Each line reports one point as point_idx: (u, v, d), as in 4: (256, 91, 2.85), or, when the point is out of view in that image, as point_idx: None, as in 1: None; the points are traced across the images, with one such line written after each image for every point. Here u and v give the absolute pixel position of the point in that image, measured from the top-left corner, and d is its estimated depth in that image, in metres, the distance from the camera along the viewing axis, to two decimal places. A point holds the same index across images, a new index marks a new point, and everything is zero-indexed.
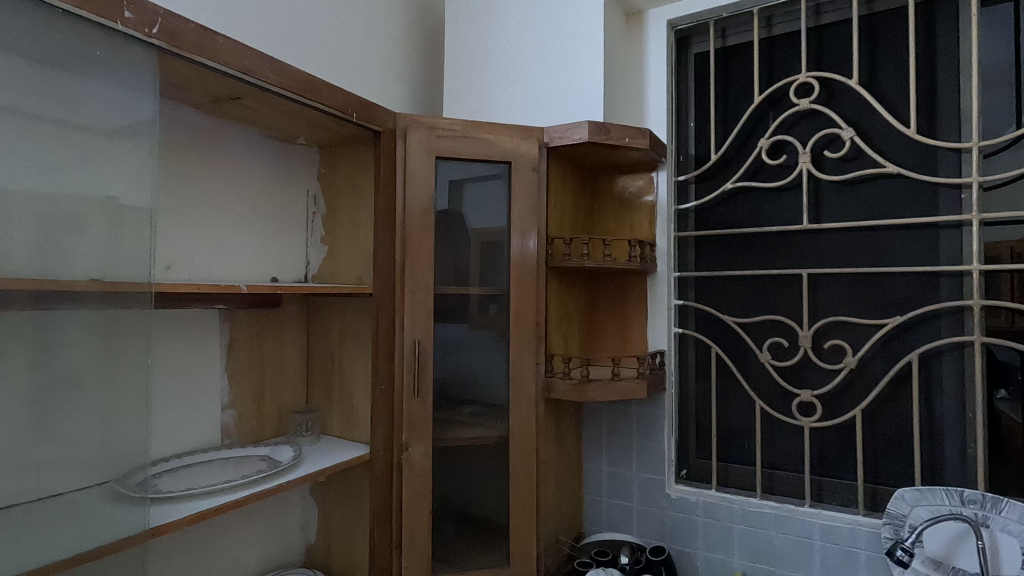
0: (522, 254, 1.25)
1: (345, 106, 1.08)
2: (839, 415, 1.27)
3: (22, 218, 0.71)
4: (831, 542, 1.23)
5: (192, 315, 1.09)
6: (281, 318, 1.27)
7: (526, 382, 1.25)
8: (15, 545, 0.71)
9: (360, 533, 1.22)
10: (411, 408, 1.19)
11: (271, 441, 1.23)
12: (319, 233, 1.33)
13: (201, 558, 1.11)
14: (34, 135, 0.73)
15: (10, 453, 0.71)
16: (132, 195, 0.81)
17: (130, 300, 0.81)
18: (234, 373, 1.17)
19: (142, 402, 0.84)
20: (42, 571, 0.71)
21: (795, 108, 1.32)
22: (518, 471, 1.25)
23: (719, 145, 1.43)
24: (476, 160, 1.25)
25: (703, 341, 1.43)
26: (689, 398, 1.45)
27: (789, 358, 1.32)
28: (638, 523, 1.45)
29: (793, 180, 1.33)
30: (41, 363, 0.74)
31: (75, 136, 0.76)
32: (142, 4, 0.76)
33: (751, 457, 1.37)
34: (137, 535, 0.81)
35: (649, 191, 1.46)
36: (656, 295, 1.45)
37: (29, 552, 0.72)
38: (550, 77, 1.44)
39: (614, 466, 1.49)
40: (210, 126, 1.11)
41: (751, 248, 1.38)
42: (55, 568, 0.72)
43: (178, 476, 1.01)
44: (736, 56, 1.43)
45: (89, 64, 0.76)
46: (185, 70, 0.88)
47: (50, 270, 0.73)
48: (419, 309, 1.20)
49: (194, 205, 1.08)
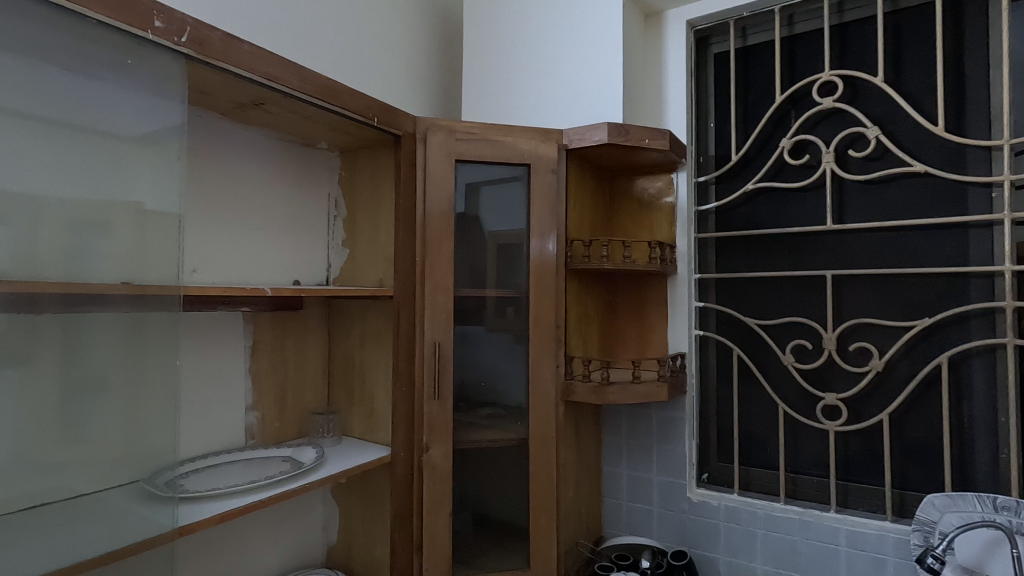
0: (541, 257, 1.25)
1: (366, 110, 1.09)
2: (864, 419, 1.24)
3: (52, 223, 0.73)
4: (857, 549, 1.20)
5: (217, 317, 1.11)
6: (303, 320, 1.28)
7: (546, 384, 1.25)
8: (45, 544, 0.73)
9: (381, 535, 1.23)
10: (431, 410, 1.19)
11: (293, 441, 1.24)
12: (340, 236, 1.34)
13: (226, 557, 1.13)
14: (67, 143, 0.75)
15: (39, 452, 0.74)
16: (159, 201, 0.83)
17: (157, 302, 0.83)
18: (257, 374, 1.18)
19: (170, 403, 0.86)
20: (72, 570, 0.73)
21: (817, 107, 1.30)
22: (537, 474, 1.25)
23: (740, 145, 1.42)
24: (495, 163, 1.25)
25: (724, 343, 1.41)
26: (710, 401, 1.44)
27: (813, 360, 1.30)
28: (658, 526, 1.44)
29: (815, 180, 1.31)
30: (71, 362, 0.76)
31: (105, 143, 0.78)
32: (171, 13, 0.78)
33: (774, 461, 1.35)
34: (163, 535, 0.81)
35: (668, 192, 1.45)
36: (677, 297, 1.44)
37: (58, 552, 0.73)
38: (569, 79, 1.44)
39: (634, 469, 1.48)
40: (233, 132, 1.13)
41: (773, 249, 1.36)
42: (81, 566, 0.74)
43: (204, 477, 1.02)
44: (757, 56, 1.41)
45: (119, 72, 0.78)
46: (213, 78, 0.90)
47: (78, 274, 0.75)
48: (439, 311, 1.20)
49: (220, 209, 1.10)
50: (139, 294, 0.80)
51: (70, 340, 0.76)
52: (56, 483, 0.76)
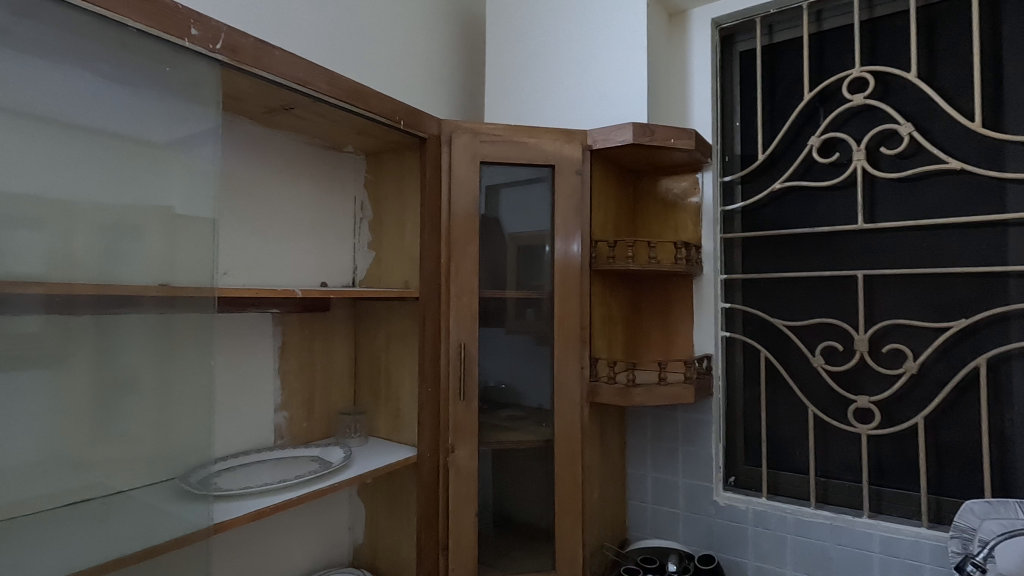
0: (566, 258, 1.25)
1: (393, 113, 1.11)
2: (898, 423, 1.21)
3: (86, 226, 0.75)
4: (891, 555, 1.17)
5: (247, 318, 1.13)
6: (330, 322, 1.30)
7: (571, 386, 1.25)
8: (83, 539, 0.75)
9: (407, 534, 1.24)
10: (456, 412, 1.20)
11: (321, 441, 1.26)
12: (365, 238, 1.36)
13: (255, 555, 1.14)
14: (101, 150, 0.76)
15: (74, 449, 0.76)
16: (189, 206, 0.84)
17: (192, 304, 0.84)
18: (286, 375, 1.20)
19: (204, 403, 0.87)
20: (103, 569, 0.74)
21: (848, 104, 1.28)
22: (563, 475, 1.24)
23: (767, 144, 1.40)
24: (519, 164, 1.25)
25: (751, 345, 1.39)
26: (737, 404, 1.42)
27: (844, 363, 1.27)
28: (684, 530, 1.42)
29: (845, 179, 1.29)
30: (104, 362, 0.78)
31: (137, 150, 0.79)
32: (207, 21, 0.80)
33: (804, 465, 1.33)
34: (201, 530, 0.83)
35: (693, 192, 1.44)
36: (703, 297, 1.42)
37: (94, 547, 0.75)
38: (592, 80, 1.44)
39: (659, 472, 1.46)
40: (262, 137, 1.14)
41: (802, 249, 1.34)
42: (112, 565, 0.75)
43: (237, 476, 1.04)
44: (784, 53, 1.39)
45: (155, 79, 0.80)
46: (245, 83, 0.92)
47: (111, 276, 0.76)
48: (464, 313, 1.21)
49: (251, 213, 1.12)
50: (171, 295, 0.81)
51: (103, 340, 0.78)
52: (90, 480, 0.77)
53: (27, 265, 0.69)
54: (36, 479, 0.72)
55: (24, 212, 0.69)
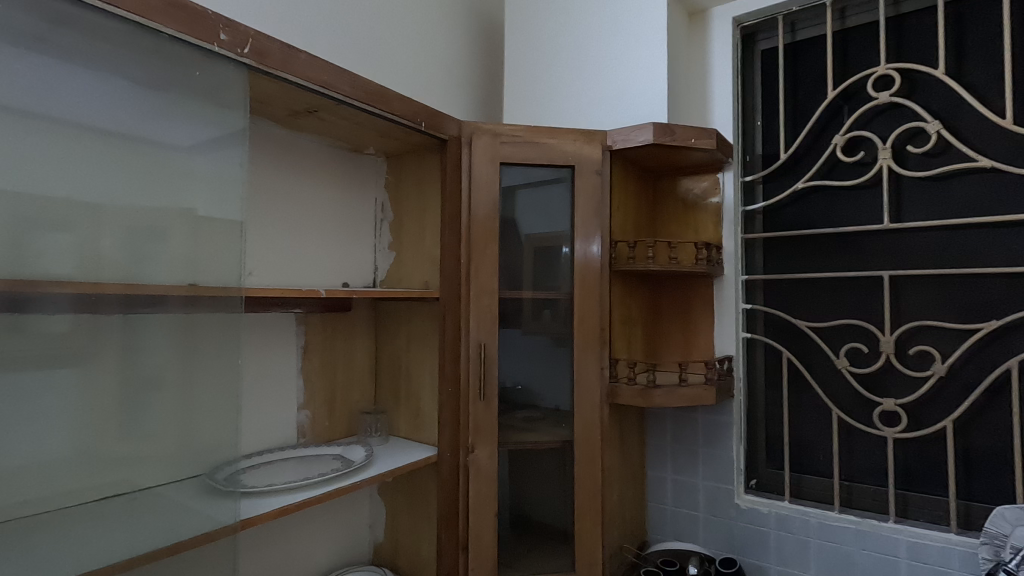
0: (586, 259, 1.25)
1: (414, 115, 1.12)
2: (925, 426, 1.19)
3: (112, 229, 0.75)
4: (919, 561, 1.15)
5: (272, 319, 1.15)
6: (351, 322, 1.31)
7: (591, 387, 1.24)
8: (107, 536, 0.76)
9: (427, 534, 1.25)
10: (476, 412, 1.21)
11: (343, 440, 1.27)
12: (386, 239, 1.37)
13: (278, 552, 1.16)
14: (124, 155, 0.77)
15: (100, 447, 0.78)
16: (215, 208, 0.85)
17: (218, 304, 0.86)
18: (309, 374, 1.22)
19: (229, 401, 0.89)
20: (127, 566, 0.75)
21: (873, 102, 1.26)
22: (583, 476, 1.24)
23: (789, 143, 1.39)
24: (539, 164, 1.25)
25: (773, 346, 1.38)
26: (758, 406, 1.40)
27: (869, 365, 1.25)
28: (705, 533, 1.41)
29: (870, 178, 1.27)
30: (129, 361, 0.80)
31: (161, 154, 0.80)
32: (235, 26, 0.82)
33: (828, 468, 1.31)
34: (228, 526, 0.85)
35: (714, 192, 1.43)
36: (724, 298, 1.41)
37: (117, 543, 0.75)
38: (612, 80, 1.43)
39: (679, 474, 1.45)
40: (287, 140, 1.16)
41: (826, 249, 1.32)
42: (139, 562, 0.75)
43: (261, 473, 1.06)
44: (807, 51, 1.38)
45: (183, 84, 0.81)
46: (270, 86, 0.94)
47: (137, 275, 0.77)
48: (484, 314, 1.21)
49: (275, 214, 1.14)
50: (197, 295, 0.83)
51: (128, 340, 0.80)
52: (116, 477, 0.79)
53: (56, 266, 0.70)
54: (63, 476, 0.74)
55: (52, 214, 0.70)
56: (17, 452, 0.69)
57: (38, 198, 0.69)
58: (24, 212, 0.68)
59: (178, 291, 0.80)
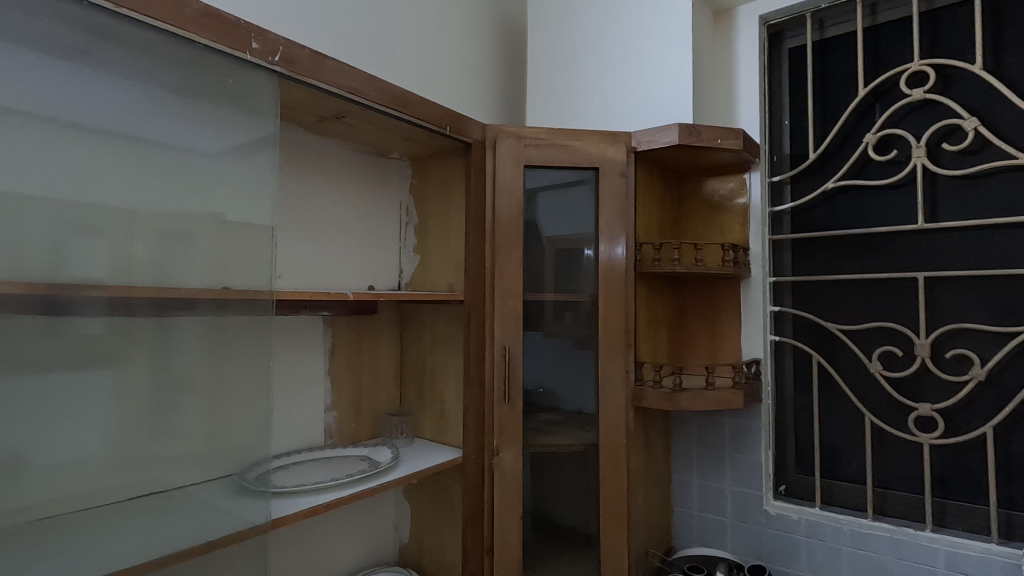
0: (610, 261, 1.24)
1: (439, 119, 1.12)
2: (963, 432, 1.15)
3: (144, 233, 0.76)
4: (957, 571, 1.12)
5: (301, 321, 1.16)
6: (376, 325, 1.33)
7: (616, 390, 1.23)
8: (140, 533, 0.78)
9: (452, 536, 1.25)
10: (501, 414, 1.21)
11: (369, 441, 1.28)
12: (411, 242, 1.38)
13: (305, 551, 1.18)
14: (159, 162, 0.78)
15: (132, 447, 0.79)
16: (245, 213, 0.87)
17: (251, 307, 0.88)
18: (336, 376, 1.24)
19: (260, 401, 0.90)
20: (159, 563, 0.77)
21: (906, 99, 1.23)
22: (608, 480, 1.23)
23: (818, 142, 1.36)
24: (563, 167, 1.25)
25: (803, 349, 1.35)
26: (787, 410, 1.37)
27: (903, 368, 1.22)
28: (732, 539, 1.39)
29: (904, 177, 1.23)
30: (160, 362, 0.81)
31: (194, 161, 0.81)
32: (267, 35, 0.85)
33: (860, 475, 1.28)
34: (259, 526, 0.87)
35: (740, 193, 1.41)
36: (751, 300, 1.39)
37: (150, 540, 0.78)
38: (636, 82, 1.43)
39: (706, 478, 1.43)
40: (314, 146, 1.18)
41: (857, 250, 1.29)
42: (170, 559, 0.78)
43: (290, 473, 1.08)
44: (836, 48, 1.35)
45: (217, 90, 0.83)
46: (299, 93, 0.96)
47: (169, 279, 0.79)
48: (509, 317, 1.21)
49: (304, 219, 1.16)
50: (227, 298, 0.85)
51: (159, 342, 0.81)
52: (150, 476, 0.80)
53: (94, 270, 0.72)
54: (97, 476, 0.76)
55: (89, 220, 0.71)
56: (54, 450, 0.71)
57: (75, 204, 0.71)
58: (62, 217, 0.69)
59: (208, 294, 0.82)
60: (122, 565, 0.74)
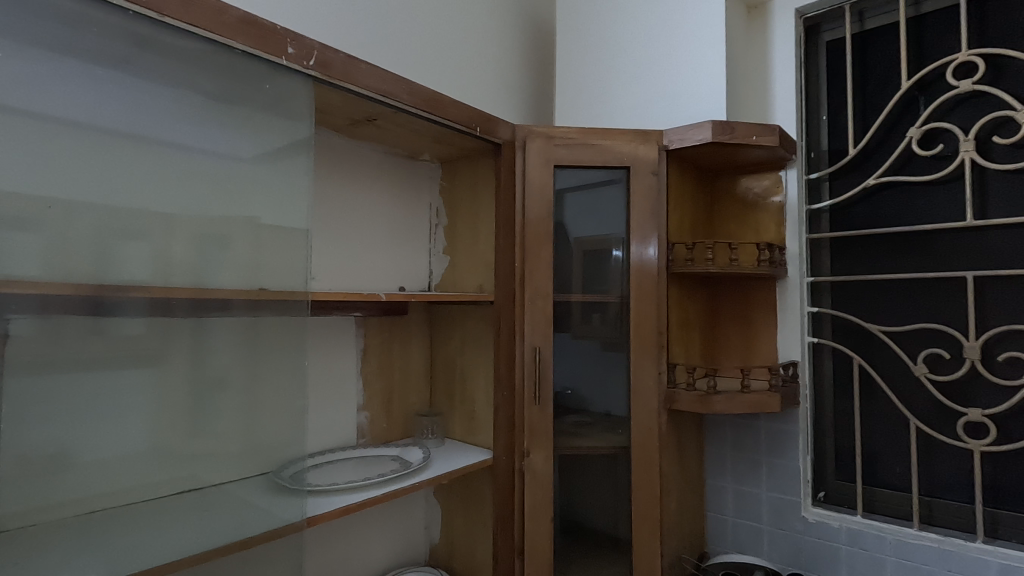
0: (642, 262, 1.22)
1: (468, 120, 1.13)
2: (1017, 439, 1.10)
3: (183, 237, 0.78)
4: None
5: (334, 322, 1.18)
6: (407, 326, 1.34)
7: (648, 392, 1.22)
8: (180, 530, 0.79)
9: (483, 538, 1.25)
10: (531, 416, 1.20)
11: (400, 441, 1.29)
12: (441, 244, 1.39)
13: (339, 549, 1.19)
14: (199, 166, 0.79)
15: (171, 446, 0.81)
16: (280, 216, 0.88)
17: (286, 307, 0.90)
18: (367, 376, 1.25)
19: (294, 401, 0.92)
20: (200, 560, 0.77)
21: (953, 91, 1.18)
22: (640, 483, 1.21)
23: (857, 138, 1.32)
24: (594, 166, 1.24)
25: (843, 351, 1.31)
26: (827, 415, 1.33)
27: (951, 372, 1.17)
28: (769, 546, 1.35)
29: (951, 172, 1.19)
30: (197, 363, 0.83)
31: (232, 166, 0.83)
32: (302, 40, 0.86)
33: (905, 482, 1.23)
34: (295, 523, 0.88)
35: (776, 191, 1.38)
36: (788, 301, 1.35)
37: (190, 537, 0.79)
38: (668, 79, 1.41)
39: (740, 483, 1.40)
40: (347, 149, 1.20)
41: (900, 249, 1.25)
42: (211, 556, 0.78)
43: (323, 471, 1.09)
44: (877, 40, 1.31)
45: (255, 96, 0.85)
46: (332, 96, 0.97)
47: (206, 281, 0.80)
48: (538, 318, 1.21)
49: (337, 222, 1.18)
50: (262, 299, 0.86)
51: (196, 341, 0.83)
52: (187, 472, 0.82)
53: (137, 271, 0.74)
54: (136, 472, 0.78)
55: (131, 225, 0.74)
56: (99, 446, 0.74)
57: (118, 209, 0.73)
58: (105, 223, 0.72)
59: (243, 295, 0.83)
60: (165, 560, 0.75)
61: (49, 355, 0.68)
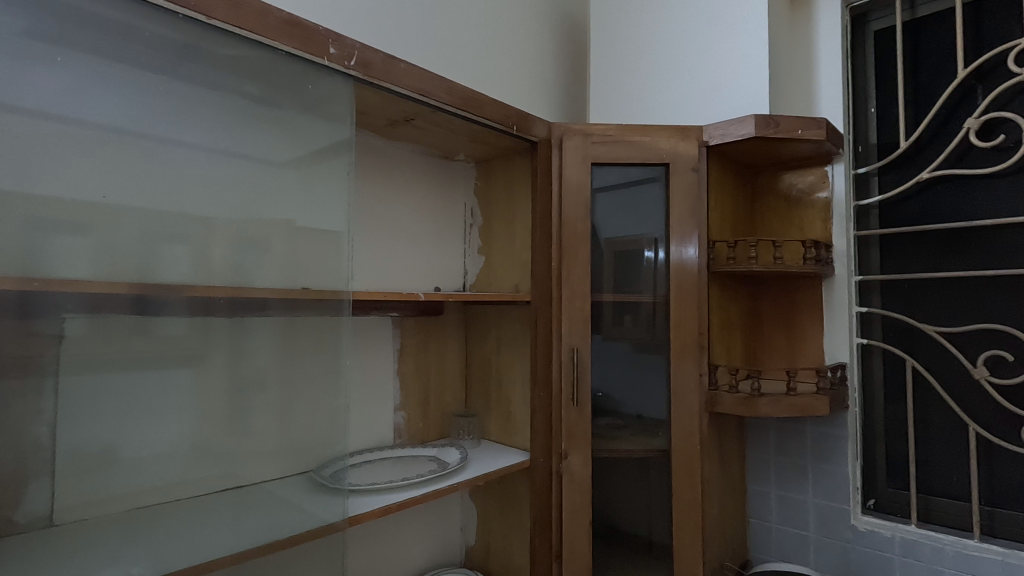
0: (682, 262, 1.20)
1: (505, 118, 1.11)
2: None
3: (222, 239, 0.79)
4: None
5: (372, 322, 1.19)
6: (443, 326, 1.33)
7: (689, 393, 1.18)
8: (220, 530, 0.79)
9: (520, 540, 1.24)
10: (569, 417, 1.18)
11: (436, 441, 1.30)
12: (476, 244, 1.38)
13: (377, 549, 1.19)
14: (238, 169, 0.80)
15: (209, 444, 0.81)
16: (320, 217, 0.88)
17: (332, 308, 0.89)
18: (404, 376, 1.25)
19: (335, 400, 0.91)
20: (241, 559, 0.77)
21: (1014, 79, 1.12)
22: (681, 488, 1.18)
23: (909, 131, 1.27)
24: (632, 163, 1.22)
25: (894, 353, 1.25)
26: (877, 420, 1.28)
27: (1014, 375, 1.11)
28: (816, 555, 1.30)
29: (1012, 164, 1.12)
30: (236, 363, 0.83)
31: (273, 169, 0.83)
32: (343, 40, 0.86)
33: (963, 491, 1.17)
34: (340, 521, 0.87)
35: (822, 186, 1.33)
36: (835, 300, 1.30)
37: (229, 536, 0.78)
38: (708, 75, 1.38)
39: (785, 489, 1.35)
40: (384, 150, 1.20)
41: (957, 245, 1.19)
42: (251, 555, 0.78)
43: (362, 472, 1.09)
44: (930, 27, 1.25)
45: (297, 99, 0.86)
46: (371, 97, 0.98)
47: (245, 280, 0.81)
48: (576, 318, 1.19)
49: (374, 223, 1.19)
50: (300, 299, 0.87)
51: (235, 341, 0.84)
52: (224, 470, 0.82)
53: (180, 272, 0.75)
54: (178, 470, 0.78)
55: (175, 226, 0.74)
56: (141, 445, 0.75)
57: (161, 213, 0.73)
58: (150, 225, 0.72)
59: (284, 294, 0.84)
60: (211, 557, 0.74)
61: (98, 353, 0.70)
